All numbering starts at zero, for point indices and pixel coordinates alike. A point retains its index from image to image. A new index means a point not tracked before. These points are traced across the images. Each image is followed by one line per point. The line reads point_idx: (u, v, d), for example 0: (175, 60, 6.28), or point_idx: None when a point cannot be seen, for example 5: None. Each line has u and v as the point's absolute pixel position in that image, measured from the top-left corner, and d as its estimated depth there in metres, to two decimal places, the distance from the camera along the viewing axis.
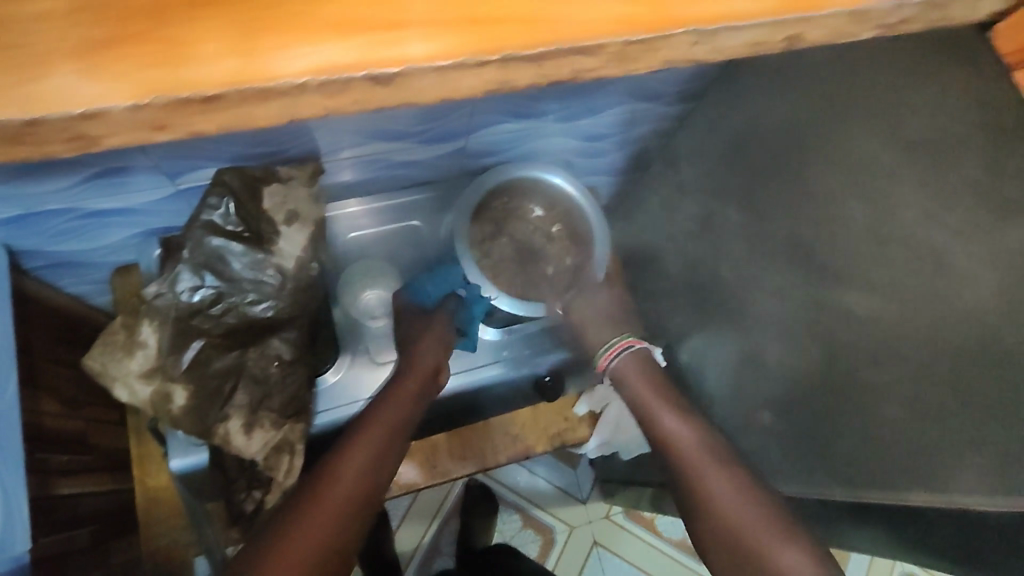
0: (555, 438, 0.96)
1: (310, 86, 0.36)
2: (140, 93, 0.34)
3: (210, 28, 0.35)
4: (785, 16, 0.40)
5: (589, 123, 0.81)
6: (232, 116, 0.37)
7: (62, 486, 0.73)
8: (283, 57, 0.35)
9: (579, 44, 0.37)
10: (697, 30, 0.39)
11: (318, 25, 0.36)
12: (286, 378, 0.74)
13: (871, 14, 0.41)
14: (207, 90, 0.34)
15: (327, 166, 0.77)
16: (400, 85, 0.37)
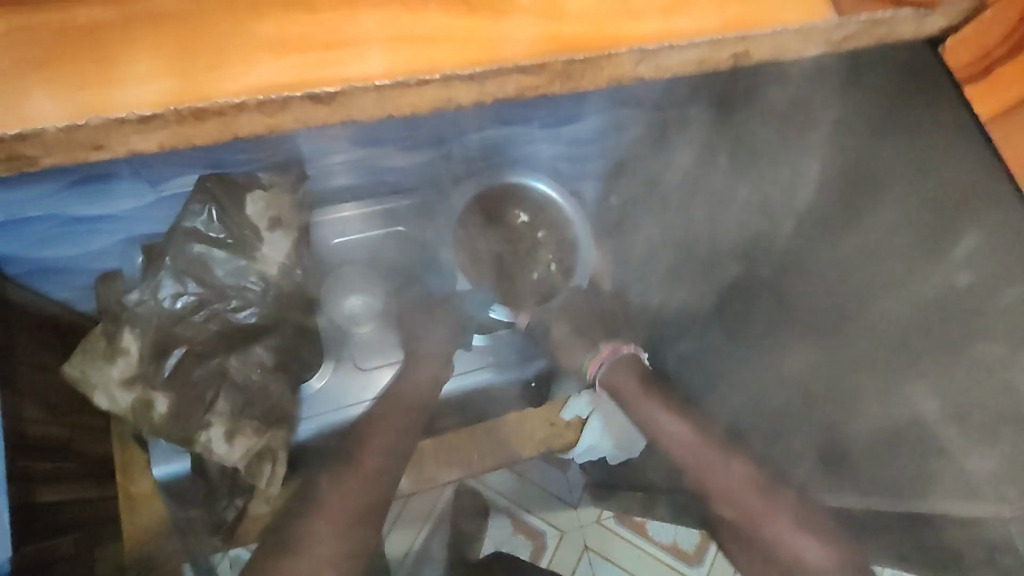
0: (542, 444, 0.98)
1: (247, 106, 0.39)
2: (75, 114, 0.37)
3: (139, 50, 0.38)
4: (726, 35, 0.44)
5: (583, 129, 0.78)
6: (172, 135, 0.39)
7: (45, 494, 0.74)
8: (219, 78, 0.39)
9: (516, 64, 0.41)
10: (641, 48, 0.43)
11: (250, 46, 0.39)
12: (269, 386, 0.71)
13: (816, 31, 0.47)
14: (141, 110, 0.38)
15: (313, 172, 0.73)
16: (342, 103, 0.40)
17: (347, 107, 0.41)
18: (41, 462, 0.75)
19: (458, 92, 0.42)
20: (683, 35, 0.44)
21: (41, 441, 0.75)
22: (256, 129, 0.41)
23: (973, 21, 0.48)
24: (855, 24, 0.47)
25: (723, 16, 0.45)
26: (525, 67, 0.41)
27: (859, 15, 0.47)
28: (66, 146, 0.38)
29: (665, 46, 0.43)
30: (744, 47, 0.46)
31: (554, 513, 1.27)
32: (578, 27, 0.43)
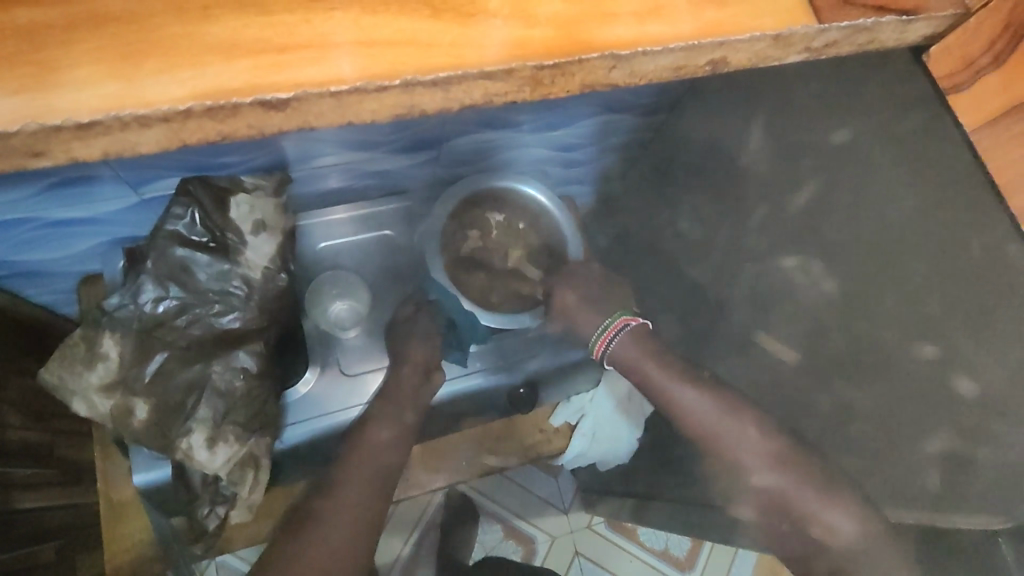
0: (531, 450, 0.97)
1: (194, 112, 0.33)
2: (11, 118, 0.32)
3: (81, 52, 0.33)
4: (703, 40, 0.39)
5: (563, 134, 0.82)
6: (113, 142, 0.34)
7: (22, 499, 0.75)
8: (159, 82, 0.33)
9: (481, 69, 0.36)
10: (613, 54, 0.38)
11: (201, 49, 0.34)
12: (252, 393, 0.69)
13: (794, 38, 0.41)
14: (82, 115, 0.32)
15: (300, 175, 0.76)
16: (296, 110, 0.35)
17: (302, 114, 0.35)
18: (23, 466, 0.77)
19: (422, 99, 0.37)
20: (659, 39, 0.39)
21: (18, 444, 0.76)
22: (206, 137, 0.35)
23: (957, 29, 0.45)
24: (836, 31, 0.41)
25: (699, 21, 0.39)
26: (494, 72, 0.36)
27: (842, 21, 0.41)
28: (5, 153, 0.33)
29: (638, 51, 0.38)
30: (721, 54, 0.40)
31: (547, 520, 1.30)
32: (553, 32, 0.38)
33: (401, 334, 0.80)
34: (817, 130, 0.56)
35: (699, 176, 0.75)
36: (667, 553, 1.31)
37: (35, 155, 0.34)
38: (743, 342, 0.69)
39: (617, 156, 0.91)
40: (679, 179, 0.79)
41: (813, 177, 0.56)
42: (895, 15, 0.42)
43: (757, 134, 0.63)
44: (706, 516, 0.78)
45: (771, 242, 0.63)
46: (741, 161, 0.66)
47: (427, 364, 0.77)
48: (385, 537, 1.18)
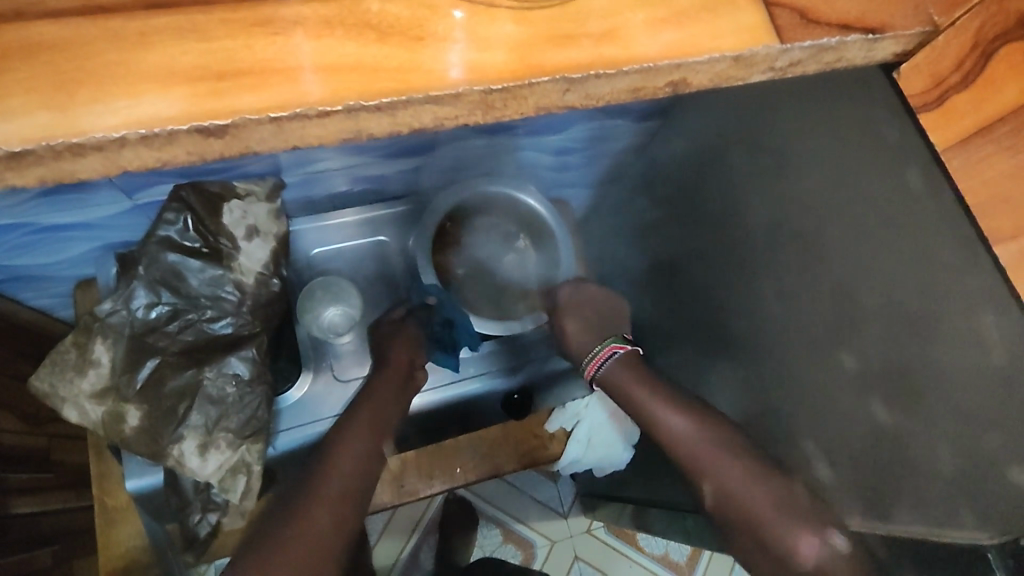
0: (526, 456, 0.95)
1: (128, 140, 0.32)
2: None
3: (14, 80, 0.32)
4: (659, 62, 0.37)
5: (557, 140, 0.82)
6: (51, 171, 0.33)
7: (18, 505, 0.76)
8: (94, 112, 0.32)
9: (427, 94, 0.35)
10: (564, 78, 0.36)
11: (138, 75, 0.33)
12: (244, 400, 0.68)
13: (756, 58, 0.39)
14: (14, 144, 0.31)
15: (292, 180, 0.76)
16: (237, 137, 0.34)
17: (242, 140, 0.34)
18: (19, 471, 0.77)
19: (369, 123, 0.36)
20: (613, 62, 0.37)
21: (13, 448, 0.77)
22: (146, 163, 0.34)
23: (926, 48, 0.43)
24: (800, 50, 0.40)
25: (658, 44, 0.38)
26: (441, 97, 0.35)
27: (806, 39, 0.39)
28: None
29: (592, 75, 0.37)
30: (680, 76, 0.39)
31: (545, 524, 1.29)
32: (509, 56, 0.36)
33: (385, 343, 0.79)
34: (811, 146, 0.55)
35: (692, 185, 0.74)
36: (665, 558, 1.30)
37: None
38: (733, 349, 0.68)
39: (611, 162, 0.91)
40: (672, 185, 0.79)
41: (806, 193, 0.55)
42: (861, 33, 0.40)
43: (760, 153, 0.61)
44: (701, 525, 0.76)
45: (763, 253, 0.62)
46: (735, 174, 0.65)
47: (409, 364, 0.77)
48: (386, 537, 1.23)
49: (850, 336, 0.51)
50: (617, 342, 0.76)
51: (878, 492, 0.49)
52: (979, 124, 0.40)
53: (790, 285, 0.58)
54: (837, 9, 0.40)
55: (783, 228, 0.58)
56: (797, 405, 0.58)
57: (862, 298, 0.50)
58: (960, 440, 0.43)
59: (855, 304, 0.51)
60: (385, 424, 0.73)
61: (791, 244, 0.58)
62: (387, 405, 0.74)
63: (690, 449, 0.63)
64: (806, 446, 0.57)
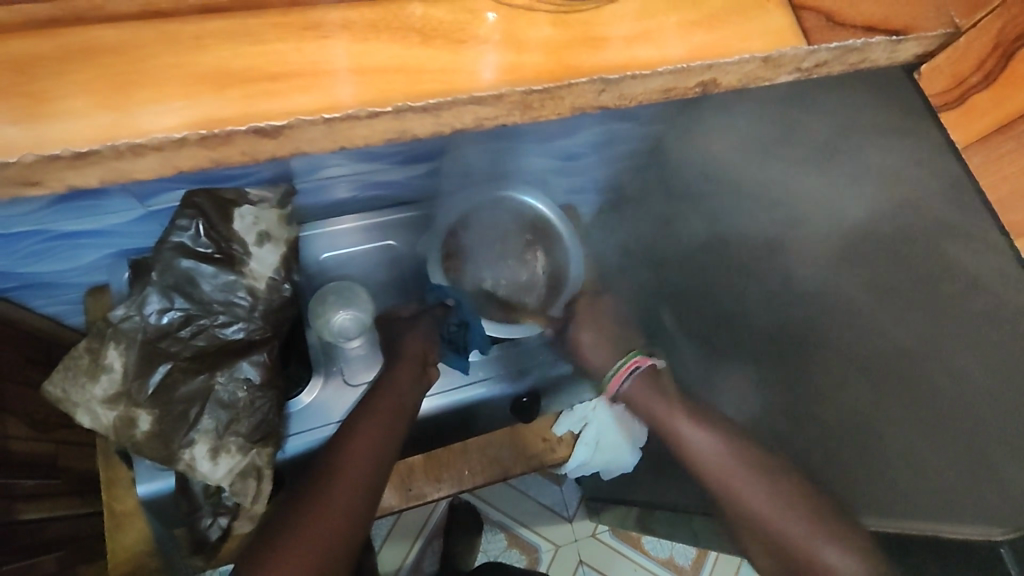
0: (533, 460, 0.96)
1: (187, 141, 0.33)
2: (6, 149, 0.31)
3: (73, 82, 0.33)
4: (692, 63, 0.38)
5: (568, 144, 0.83)
6: (109, 171, 0.34)
7: (24, 511, 0.75)
8: (151, 112, 0.33)
9: (471, 95, 0.36)
10: (603, 78, 0.37)
11: (190, 76, 0.34)
12: (256, 404, 0.69)
13: (785, 59, 0.40)
14: (80, 145, 0.32)
15: (300, 187, 0.74)
16: (289, 138, 0.35)
17: (294, 140, 0.35)
18: (26, 477, 0.77)
19: (413, 124, 0.36)
20: (648, 63, 0.38)
21: (24, 454, 0.77)
22: (199, 164, 0.35)
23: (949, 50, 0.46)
24: (826, 52, 0.40)
25: (688, 46, 0.39)
26: (485, 98, 0.36)
27: (832, 42, 0.40)
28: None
29: (627, 75, 0.37)
30: (711, 76, 0.39)
31: (551, 528, 1.29)
32: (544, 58, 0.37)
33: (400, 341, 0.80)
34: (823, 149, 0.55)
35: None
36: (671, 561, 1.30)
37: (29, 184, 0.33)
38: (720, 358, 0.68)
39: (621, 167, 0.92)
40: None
41: (831, 191, 0.54)
42: (884, 35, 0.41)
43: (764, 154, 0.60)
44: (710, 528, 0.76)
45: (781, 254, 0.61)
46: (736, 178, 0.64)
47: (423, 359, 0.79)
48: (392, 542, 1.23)
49: (863, 338, 0.51)
50: (641, 356, 0.77)
51: (887, 489, 0.50)
52: (998, 122, 0.47)
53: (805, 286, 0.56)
54: (860, 11, 0.41)
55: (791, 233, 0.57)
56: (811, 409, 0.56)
57: (876, 291, 0.51)
58: (965, 433, 0.45)
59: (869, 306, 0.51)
60: (400, 422, 0.74)
61: (800, 240, 0.56)
62: (404, 404, 0.75)
63: (721, 462, 0.65)
64: (811, 444, 0.57)
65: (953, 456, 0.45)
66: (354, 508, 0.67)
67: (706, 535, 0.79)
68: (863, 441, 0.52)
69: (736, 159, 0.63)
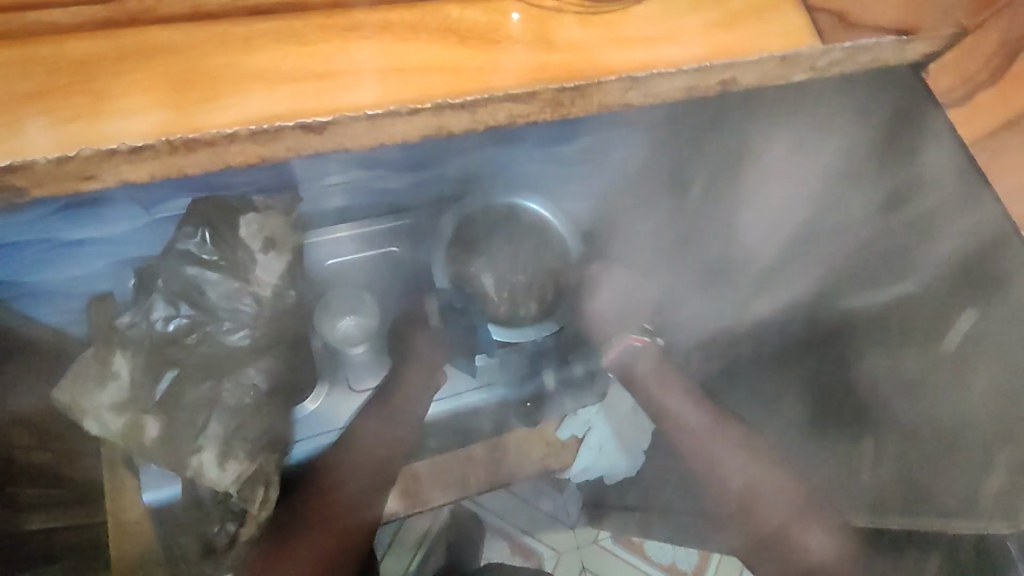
0: (539, 465, 0.95)
1: (239, 137, 0.34)
2: (65, 146, 0.32)
3: (131, 81, 0.33)
4: (711, 62, 0.39)
5: (576, 149, 0.82)
6: (169, 167, 0.34)
7: (30, 521, 0.74)
8: (206, 110, 0.34)
9: (506, 93, 0.36)
10: (628, 76, 0.38)
11: (240, 78, 0.34)
12: (263, 408, 0.71)
13: (800, 58, 0.41)
14: (134, 141, 0.33)
15: (305, 194, 0.75)
16: (334, 134, 0.35)
17: (337, 137, 0.35)
18: (31, 486, 0.76)
19: (450, 121, 0.37)
20: (672, 62, 0.39)
21: (30, 465, 0.76)
22: (248, 161, 0.35)
23: (953, 47, 0.45)
24: (839, 50, 0.42)
25: (707, 44, 0.39)
26: (519, 96, 0.37)
27: (843, 41, 0.41)
28: (57, 178, 0.33)
29: (653, 73, 0.38)
30: (731, 75, 0.40)
31: (555, 535, 1.29)
32: (572, 57, 0.38)
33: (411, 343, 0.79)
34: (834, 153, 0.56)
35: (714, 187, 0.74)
36: (674, 568, 1.30)
37: (85, 178, 0.33)
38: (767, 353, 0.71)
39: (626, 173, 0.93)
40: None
41: (858, 197, 0.55)
42: (894, 35, 0.43)
43: (780, 163, 0.61)
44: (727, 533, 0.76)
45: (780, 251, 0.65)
46: (739, 184, 0.68)
47: (429, 362, 0.78)
48: (394, 551, 1.21)
49: (891, 339, 0.55)
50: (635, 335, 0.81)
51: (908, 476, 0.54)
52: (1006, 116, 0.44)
53: (840, 289, 0.59)
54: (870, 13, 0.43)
55: (819, 238, 0.60)
56: (854, 406, 0.59)
57: (892, 297, 0.54)
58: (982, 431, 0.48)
59: (894, 309, 0.54)
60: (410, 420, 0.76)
61: (831, 245, 0.59)
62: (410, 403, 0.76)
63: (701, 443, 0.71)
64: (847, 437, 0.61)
65: (967, 465, 0.49)
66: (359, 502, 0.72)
67: (720, 542, 0.79)
68: (895, 435, 0.55)
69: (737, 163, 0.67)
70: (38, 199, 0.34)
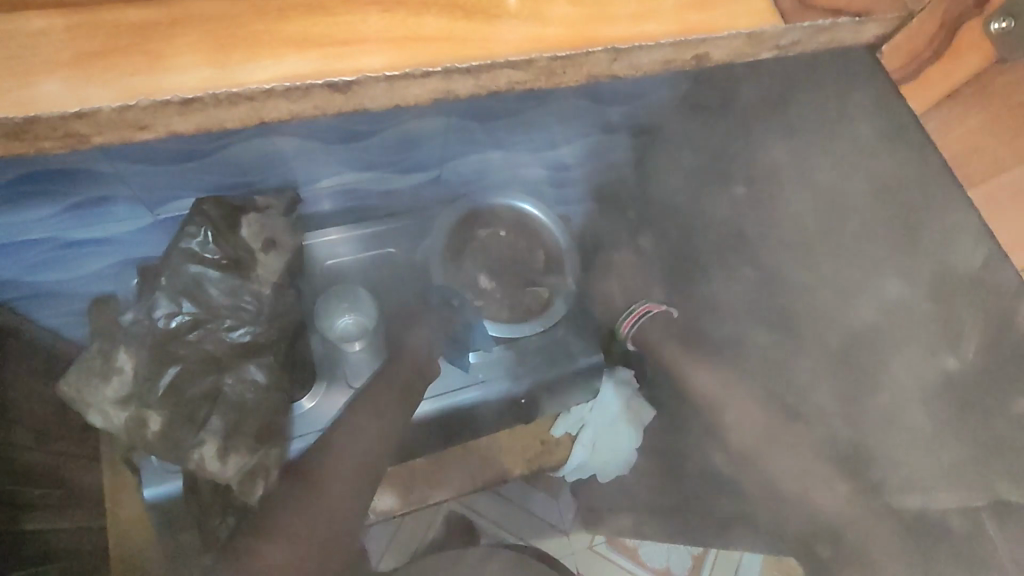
0: (532, 461, 0.97)
1: (275, 92, 0.36)
2: (127, 94, 0.34)
3: (184, 41, 0.35)
4: (687, 36, 0.42)
5: (557, 154, 0.89)
6: (210, 117, 0.36)
7: (29, 520, 0.75)
8: (248, 68, 0.36)
9: (507, 59, 0.38)
10: (614, 47, 0.40)
11: (279, 41, 0.36)
12: (263, 404, 0.72)
13: (765, 36, 0.44)
14: (187, 93, 0.34)
15: (305, 196, 0.79)
16: (356, 94, 0.37)
17: (360, 97, 0.38)
18: (30, 487, 0.77)
19: (457, 85, 0.39)
20: (652, 35, 0.41)
21: (25, 463, 0.77)
22: (279, 116, 0.38)
23: (903, 29, 0.49)
24: (798, 31, 0.44)
25: (681, 21, 0.42)
26: (518, 62, 0.39)
27: (803, 23, 0.43)
28: (117, 125, 0.35)
29: (636, 45, 0.41)
30: (704, 51, 0.43)
31: (548, 540, 1.29)
32: (564, 30, 0.40)
33: (408, 329, 0.81)
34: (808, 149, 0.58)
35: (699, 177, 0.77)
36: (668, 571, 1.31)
37: (140, 129, 0.36)
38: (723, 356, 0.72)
39: (606, 175, 0.96)
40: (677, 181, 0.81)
41: (820, 185, 0.57)
42: (848, 17, 0.44)
43: (757, 156, 0.65)
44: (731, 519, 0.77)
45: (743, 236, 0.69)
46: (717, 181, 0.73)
47: (428, 354, 0.79)
48: (390, 553, 1.22)
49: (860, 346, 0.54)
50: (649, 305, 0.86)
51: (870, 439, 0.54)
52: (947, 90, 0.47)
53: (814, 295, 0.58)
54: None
55: (796, 237, 0.61)
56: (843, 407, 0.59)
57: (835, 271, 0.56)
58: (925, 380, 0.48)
59: (862, 322, 0.53)
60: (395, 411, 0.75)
61: (806, 252, 0.59)
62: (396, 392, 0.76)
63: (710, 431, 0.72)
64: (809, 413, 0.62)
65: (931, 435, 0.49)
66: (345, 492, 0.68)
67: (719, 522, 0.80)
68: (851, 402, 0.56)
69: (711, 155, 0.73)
70: (98, 146, 0.36)
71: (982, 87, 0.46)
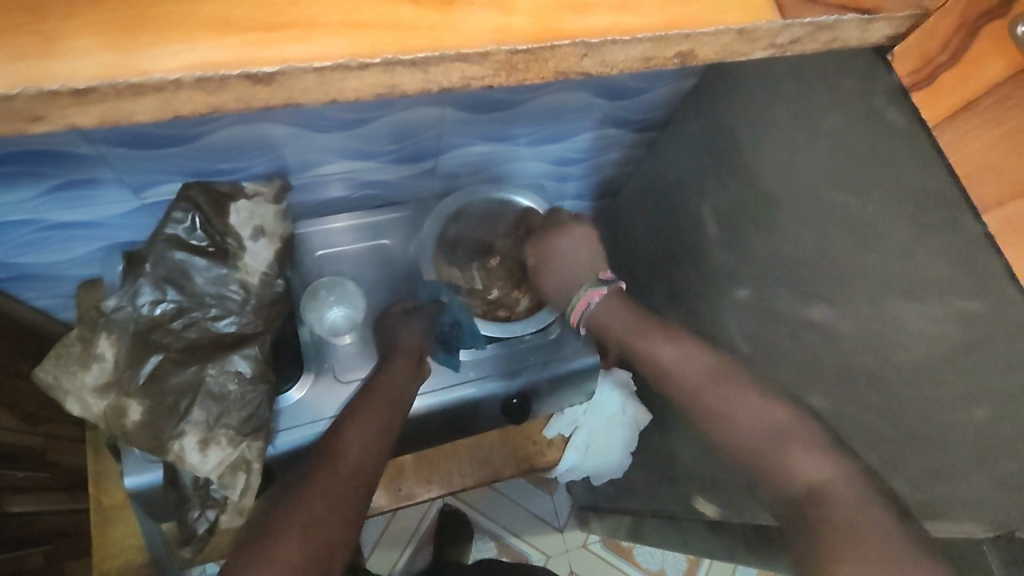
0: (523, 461, 0.93)
1: (186, 83, 0.33)
2: (10, 83, 0.31)
3: (86, 25, 0.33)
4: (667, 32, 0.38)
5: (558, 148, 0.86)
6: (111, 110, 0.33)
7: (12, 504, 0.77)
8: (155, 54, 0.33)
9: (458, 51, 0.36)
10: (584, 42, 0.37)
11: (192, 26, 0.34)
12: (246, 397, 0.68)
13: (759, 32, 0.40)
14: (80, 82, 0.31)
15: (302, 182, 0.78)
16: (283, 85, 0.34)
17: (288, 89, 0.35)
18: (14, 470, 0.77)
19: (403, 78, 0.36)
20: (628, 30, 0.38)
21: (6, 448, 0.77)
22: (198, 109, 0.35)
23: (918, 30, 0.42)
24: (798, 27, 0.40)
25: (664, 15, 0.39)
26: (470, 55, 0.36)
27: (805, 17, 0.40)
28: (4, 115, 0.32)
29: (609, 40, 0.38)
30: (687, 47, 0.40)
31: (541, 539, 1.27)
32: (529, 21, 0.37)
33: (392, 326, 0.78)
34: (825, 153, 0.55)
35: (701, 175, 0.74)
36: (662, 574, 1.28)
37: (34, 120, 0.33)
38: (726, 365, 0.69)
39: (609, 171, 0.94)
40: (680, 180, 0.79)
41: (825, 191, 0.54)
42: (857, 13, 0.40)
43: (763, 157, 0.64)
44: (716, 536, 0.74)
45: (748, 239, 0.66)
46: (719, 180, 0.71)
47: (417, 352, 0.76)
48: (382, 548, 1.21)
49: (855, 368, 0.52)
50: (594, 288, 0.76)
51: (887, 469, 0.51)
52: (970, 95, 0.40)
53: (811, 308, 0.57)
54: None
55: (803, 244, 0.58)
56: (824, 422, 0.56)
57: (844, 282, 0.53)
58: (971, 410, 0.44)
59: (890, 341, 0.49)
60: (396, 407, 0.72)
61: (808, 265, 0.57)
62: (393, 389, 0.73)
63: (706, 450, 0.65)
64: None
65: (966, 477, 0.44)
66: (354, 492, 0.66)
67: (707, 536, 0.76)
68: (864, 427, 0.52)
69: (720, 155, 0.71)
70: None
71: (1003, 97, 0.38)
